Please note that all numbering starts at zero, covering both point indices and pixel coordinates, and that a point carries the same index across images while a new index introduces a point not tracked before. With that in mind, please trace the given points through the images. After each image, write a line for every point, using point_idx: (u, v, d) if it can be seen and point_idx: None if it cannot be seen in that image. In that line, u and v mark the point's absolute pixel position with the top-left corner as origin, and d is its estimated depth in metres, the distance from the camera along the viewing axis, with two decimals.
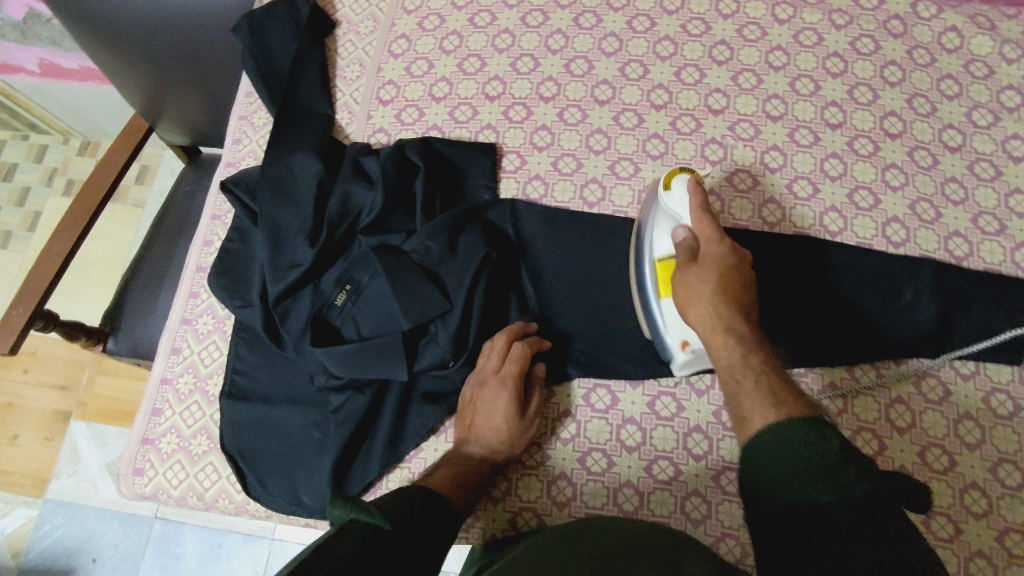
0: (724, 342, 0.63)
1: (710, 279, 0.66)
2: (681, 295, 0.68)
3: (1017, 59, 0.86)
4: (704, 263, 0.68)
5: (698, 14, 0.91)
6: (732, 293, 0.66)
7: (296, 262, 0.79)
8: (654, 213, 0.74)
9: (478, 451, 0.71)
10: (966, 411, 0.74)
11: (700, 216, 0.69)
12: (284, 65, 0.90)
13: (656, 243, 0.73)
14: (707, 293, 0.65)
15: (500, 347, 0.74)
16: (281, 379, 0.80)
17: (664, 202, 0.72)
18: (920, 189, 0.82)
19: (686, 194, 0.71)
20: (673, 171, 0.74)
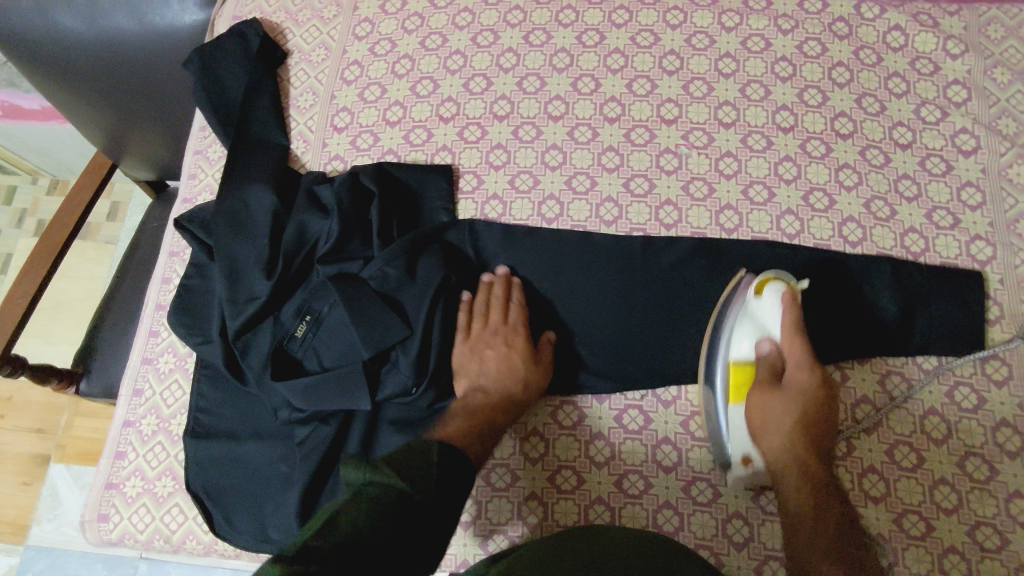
0: (793, 481, 0.68)
1: (790, 414, 0.70)
2: (760, 423, 0.71)
3: (961, 54, 0.87)
4: (789, 391, 0.71)
5: (646, 25, 0.92)
6: (811, 426, 0.69)
7: (254, 295, 0.78)
8: (738, 313, 0.76)
9: (497, 388, 0.74)
10: (931, 407, 0.74)
11: (795, 333, 0.71)
12: (237, 97, 0.89)
13: (734, 343, 0.75)
14: (788, 426, 0.69)
15: (500, 299, 0.79)
16: (246, 414, 0.79)
17: (754, 307, 0.74)
18: (874, 187, 0.83)
19: (781, 307, 0.72)
20: (765, 275, 0.75)
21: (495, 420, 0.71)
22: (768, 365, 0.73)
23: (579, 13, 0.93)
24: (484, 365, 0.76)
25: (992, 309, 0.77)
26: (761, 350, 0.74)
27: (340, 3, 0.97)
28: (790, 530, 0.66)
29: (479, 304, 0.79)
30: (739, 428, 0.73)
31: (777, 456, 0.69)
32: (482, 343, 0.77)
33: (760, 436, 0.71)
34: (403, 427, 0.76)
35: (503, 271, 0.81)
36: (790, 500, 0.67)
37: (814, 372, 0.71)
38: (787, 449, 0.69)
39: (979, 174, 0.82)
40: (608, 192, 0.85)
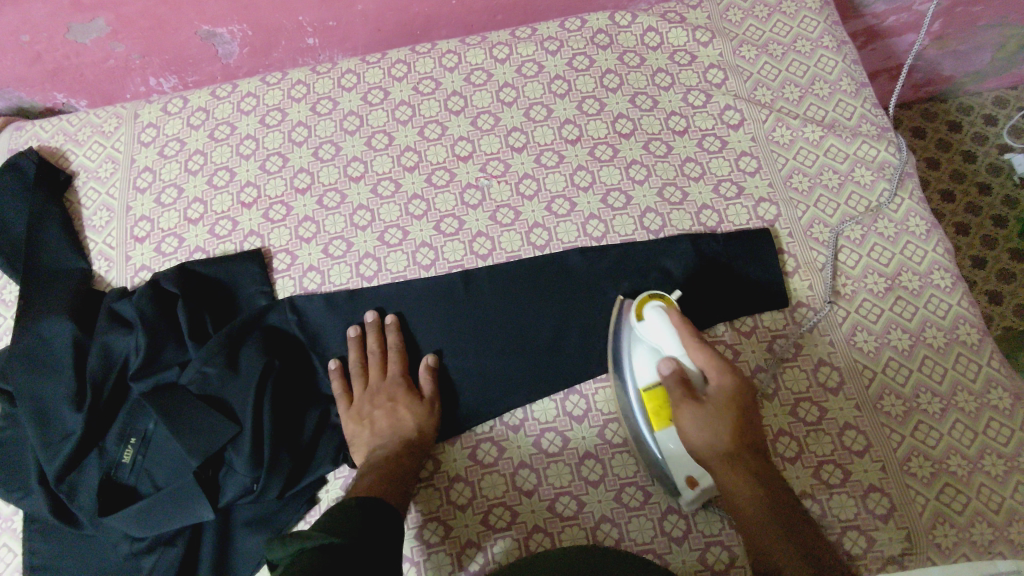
0: (740, 483, 0.63)
1: (722, 428, 0.65)
2: (688, 432, 0.65)
3: (710, 41, 0.95)
4: (713, 401, 0.66)
5: (425, 73, 0.95)
6: (738, 425, 0.65)
7: (69, 432, 0.74)
8: (633, 343, 0.73)
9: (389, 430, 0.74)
10: (758, 364, 0.77)
11: (694, 344, 0.68)
12: (21, 230, 0.86)
13: (641, 372, 0.71)
14: (720, 431, 0.65)
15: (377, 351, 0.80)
16: (87, 559, 0.73)
17: (642, 334, 0.72)
18: (663, 176, 0.88)
19: (665, 319, 0.70)
20: (643, 298, 0.73)
21: (402, 470, 0.72)
22: (680, 378, 0.67)
23: (359, 75, 0.96)
24: (375, 426, 0.75)
25: (789, 261, 0.82)
26: (661, 370, 0.68)
27: (120, 114, 0.96)
28: (750, 526, 0.61)
29: (355, 366, 0.79)
30: (677, 453, 0.69)
31: (715, 458, 0.64)
32: (369, 406, 0.77)
33: (696, 453, 0.66)
34: (256, 525, 0.73)
35: (370, 314, 0.81)
36: (739, 500, 0.62)
37: (728, 373, 0.67)
38: (725, 445, 0.64)
39: (750, 143, 0.89)
40: (421, 238, 0.86)
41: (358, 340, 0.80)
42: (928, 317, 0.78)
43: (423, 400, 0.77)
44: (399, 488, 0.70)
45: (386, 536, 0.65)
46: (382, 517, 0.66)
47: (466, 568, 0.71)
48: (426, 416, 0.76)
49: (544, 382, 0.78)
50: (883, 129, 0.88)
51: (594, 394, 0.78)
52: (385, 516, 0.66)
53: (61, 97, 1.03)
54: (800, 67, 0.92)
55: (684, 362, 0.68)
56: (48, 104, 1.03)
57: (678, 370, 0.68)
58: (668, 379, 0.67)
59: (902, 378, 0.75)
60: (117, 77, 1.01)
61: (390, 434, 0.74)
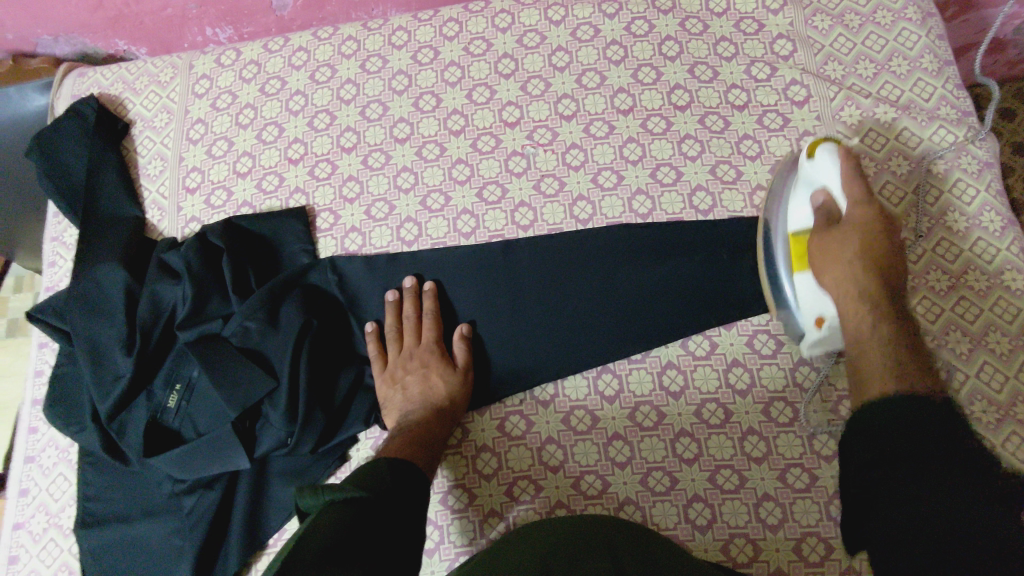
0: (855, 307, 0.61)
1: (851, 244, 0.64)
2: (821, 252, 0.65)
3: (781, 8, 0.89)
4: (849, 231, 0.65)
5: (477, 33, 0.93)
6: (875, 252, 0.63)
7: (120, 374, 0.77)
8: (791, 187, 0.72)
9: (421, 395, 0.75)
10: (802, 358, 0.75)
11: (852, 178, 0.66)
12: (81, 176, 0.89)
13: (794, 213, 0.70)
14: (847, 254, 0.63)
15: (413, 317, 0.80)
16: (135, 494, 0.78)
17: (807, 170, 0.70)
18: (717, 152, 0.84)
19: (835, 159, 0.67)
20: (816, 140, 0.70)
21: (431, 436, 0.73)
22: (826, 213, 0.67)
23: (410, 33, 0.94)
24: (407, 391, 0.76)
25: None
26: (814, 203, 0.68)
27: (176, 64, 0.97)
28: (857, 346, 0.60)
29: (391, 330, 0.80)
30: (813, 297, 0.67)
31: (840, 280, 0.63)
32: (402, 370, 0.78)
33: (823, 271, 0.65)
34: (290, 477, 0.76)
35: (408, 280, 0.81)
36: (860, 328, 0.60)
37: (871, 207, 0.65)
38: (851, 268, 0.63)
39: (815, 121, 0.83)
40: (463, 205, 0.85)
41: (394, 304, 0.81)
42: (992, 320, 0.73)
43: (455, 368, 0.77)
44: (428, 453, 0.72)
45: (412, 502, 0.66)
46: (411, 482, 0.67)
47: (487, 535, 0.73)
48: (460, 384, 0.76)
49: (577, 359, 0.78)
50: (964, 113, 0.81)
51: (627, 375, 0.77)
52: (413, 478, 0.67)
53: (122, 44, 1.04)
54: (878, 41, 0.86)
55: (838, 198, 0.67)
56: (110, 51, 1.05)
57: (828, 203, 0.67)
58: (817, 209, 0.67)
59: (956, 385, 0.71)
60: (174, 26, 1.01)
61: (421, 400, 0.75)
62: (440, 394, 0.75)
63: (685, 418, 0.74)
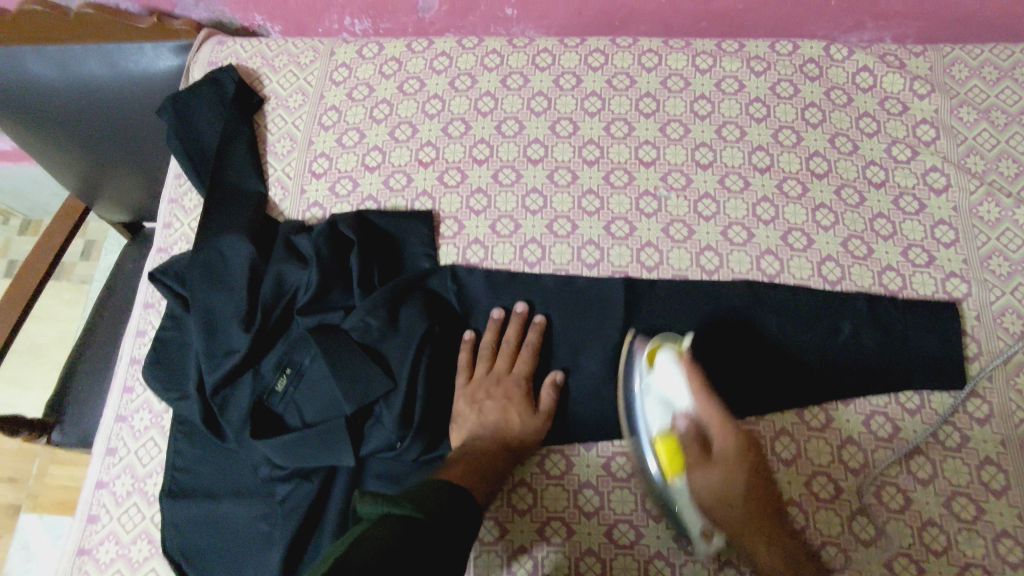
0: (763, 547, 0.67)
1: (738, 490, 0.67)
2: (710, 497, 0.68)
3: (928, 94, 0.89)
4: (721, 466, 0.68)
5: (622, 68, 0.93)
6: (755, 477, 0.68)
7: (233, 349, 0.77)
8: (637, 390, 0.74)
9: (495, 425, 0.74)
10: (917, 447, 0.74)
11: (702, 396, 0.70)
12: (212, 144, 0.89)
13: (651, 418, 0.72)
14: (735, 493, 0.67)
15: (511, 347, 0.79)
16: (225, 472, 0.77)
17: (653, 384, 0.73)
18: (851, 226, 0.84)
19: (677, 369, 0.71)
20: (654, 347, 0.75)
21: (494, 467, 0.72)
22: (692, 436, 0.71)
23: (555, 57, 0.94)
24: (483, 415, 0.76)
25: (970, 345, 0.78)
26: (679, 423, 0.71)
27: (317, 49, 0.97)
28: None
29: (486, 349, 0.80)
30: (687, 502, 0.69)
31: (732, 521, 0.67)
32: (484, 392, 0.77)
33: (708, 509, 0.68)
34: (385, 481, 0.75)
35: (520, 307, 0.81)
36: (746, 530, 0.67)
37: (730, 426, 0.69)
38: (742, 489, 0.67)
39: (951, 212, 0.84)
40: (589, 235, 0.85)
41: (497, 324, 0.80)
42: None
43: (537, 410, 0.76)
44: (488, 486, 0.70)
45: (460, 521, 0.64)
46: (461, 501, 0.65)
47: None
48: (536, 427, 0.75)
49: None
50: None
51: None
52: (465, 498, 0.66)
53: (260, 19, 1.04)
54: (1022, 142, 0.86)
55: (694, 416, 0.71)
56: (246, 24, 1.06)
57: (693, 427, 0.71)
58: (684, 433, 0.71)
59: None
60: (316, 11, 1.01)
61: (494, 429, 0.74)
62: (516, 430, 0.75)
63: (794, 488, 0.74)
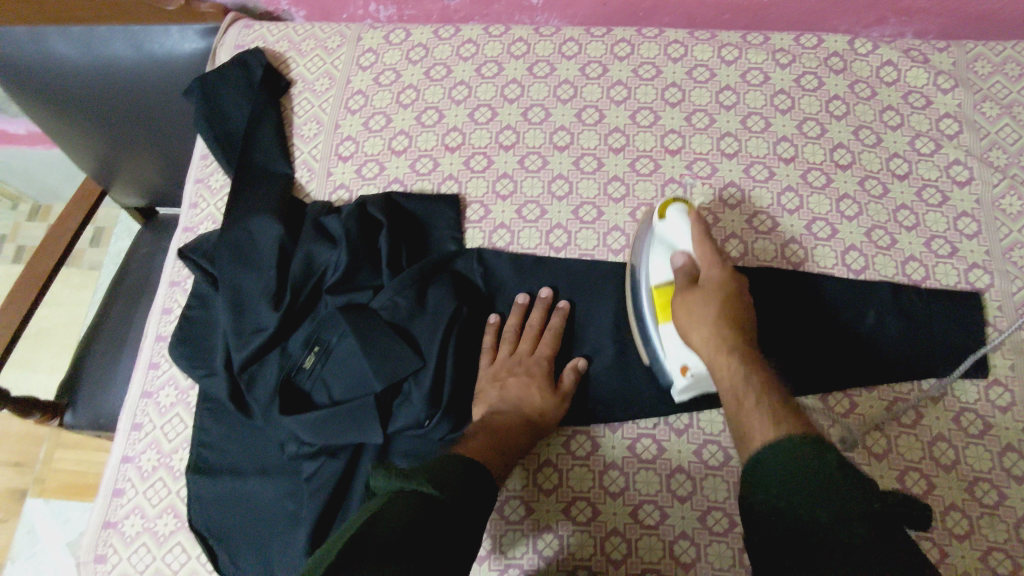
0: (732, 373, 0.63)
1: (711, 312, 0.67)
2: (683, 319, 0.68)
3: (951, 89, 0.90)
4: (704, 289, 0.69)
5: (648, 58, 0.94)
6: (739, 322, 0.66)
7: (261, 326, 0.77)
8: (648, 244, 0.77)
9: (516, 403, 0.74)
10: (939, 434, 0.75)
11: (702, 241, 0.72)
12: (240, 126, 0.90)
13: (655, 270, 0.74)
14: (710, 316, 0.66)
15: (533, 331, 0.80)
16: (251, 449, 0.77)
17: (661, 232, 0.75)
18: (874, 217, 0.85)
19: (686, 221, 0.73)
20: (668, 201, 0.76)
21: (512, 443, 0.71)
22: (686, 275, 0.71)
23: (582, 46, 0.95)
24: (505, 392, 0.76)
25: (992, 335, 0.79)
26: (674, 264, 0.72)
27: (344, 33, 0.98)
28: (734, 402, 0.61)
29: (511, 332, 0.81)
30: (675, 341, 0.72)
31: (695, 323, 0.67)
32: (507, 372, 0.78)
33: (689, 331, 0.67)
34: (413, 459, 0.75)
35: (545, 291, 0.81)
36: (724, 368, 0.63)
37: (725, 271, 0.70)
38: (714, 321, 0.66)
39: (973, 204, 0.85)
40: (615, 222, 0.86)
41: (521, 308, 0.81)
42: None
43: (557, 389, 0.76)
44: (506, 462, 0.70)
45: (482, 487, 0.64)
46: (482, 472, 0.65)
47: (607, 555, 0.72)
48: (557, 406, 0.75)
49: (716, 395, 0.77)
50: None
51: None
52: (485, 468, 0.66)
53: (285, 4, 1.05)
54: None
55: (693, 262, 0.72)
56: (271, 8, 1.06)
57: (688, 265, 0.71)
58: (677, 270, 0.71)
59: None
60: None
61: (516, 405, 0.74)
62: (535, 408, 0.74)
63: None
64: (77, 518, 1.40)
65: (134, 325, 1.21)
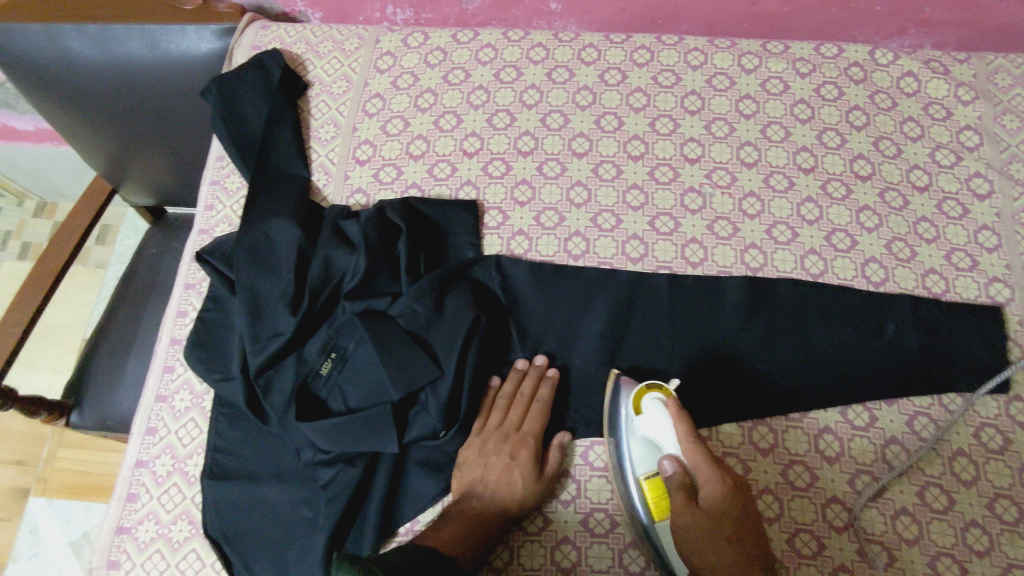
0: (744, 569, 0.63)
1: (710, 522, 0.64)
2: (686, 534, 0.65)
3: (972, 101, 0.90)
4: (705, 508, 0.65)
5: (667, 66, 0.93)
6: (738, 530, 0.64)
7: (278, 331, 0.76)
8: (626, 435, 0.72)
9: (496, 488, 0.72)
10: (960, 448, 0.74)
11: (688, 444, 0.67)
12: (258, 128, 0.89)
13: (637, 461, 0.71)
14: (717, 539, 0.63)
15: (522, 404, 0.77)
16: (267, 454, 0.76)
17: (640, 428, 0.71)
18: (894, 229, 0.84)
19: (665, 416, 0.69)
20: (642, 388, 0.72)
21: (486, 531, 0.69)
22: (680, 485, 0.67)
23: (601, 52, 0.94)
24: (487, 472, 0.74)
25: (1012, 350, 0.79)
26: (665, 469, 0.69)
27: (362, 36, 0.97)
28: (745, 571, 0.63)
29: (503, 398, 0.78)
30: (670, 548, 0.68)
31: (706, 561, 0.64)
32: (492, 446, 0.76)
33: (689, 552, 0.65)
34: (429, 468, 0.76)
35: (541, 358, 0.79)
36: (732, 567, 0.63)
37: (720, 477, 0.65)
38: (722, 556, 0.63)
39: (994, 218, 0.84)
40: (633, 230, 0.85)
41: (517, 373, 0.79)
42: None
43: (541, 474, 0.73)
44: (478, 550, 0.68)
45: None
46: None
47: (625, 568, 0.71)
48: (538, 493, 0.72)
49: (736, 407, 0.77)
50: None
51: (783, 432, 0.76)
52: None
53: (302, 5, 1.04)
54: None
55: (680, 465, 0.68)
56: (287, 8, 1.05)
57: (679, 472, 0.68)
58: (669, 478, 0.68)
59: None
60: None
61: (495, 490, 0.72)
62: (512, 493, 0.71)
63: (838, 486, 0.74)
64: (80, 518, 1.39)
65: (143, 326, 1.21)
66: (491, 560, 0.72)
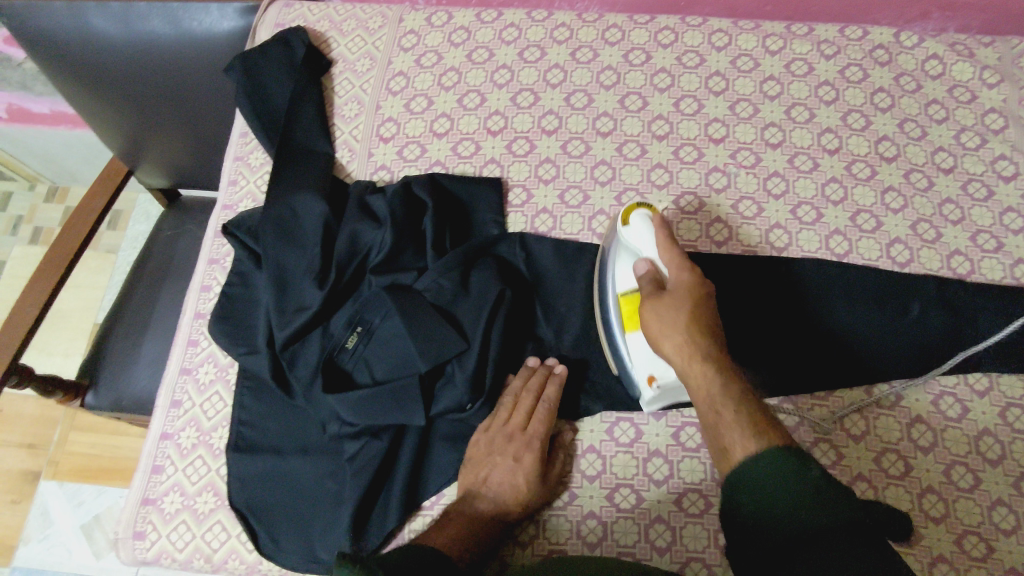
0: (711, 388, 0.62)
1: (681, 317, 0.65)
2: (656, 327, 0.66)
3: (997, 84, 0.90)
4: (674, 293, 0.67)
5: (692, 47, 0.93)
6: (704, 319, 0.65)
7: (304, 305, 0.76)
8: (614, 247, 0.74)
9: (501, 491, 0.70)
10: (986, 428, 0.74)
11: (669, 255, 0.69)
12: (283, 105, 0.89)
13: (620, 276, 0.73)
14: (681, 321, 0.65)
15: (527, 404, 0.74)
16: (291, 427, 0.76)
17: (625, 239, 0.72)
18: (920, 210, 0.84)
19: (650, 230, 0.70)
20: (633, 206, 0.73)
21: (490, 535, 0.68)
22: (650, 276, 0.70)
23: (625, 33, 0.94)
24: (492, 473, 0.71)
25: None
26: (637, 272, 0.71)
27: (386, 15, 0.97)
28: (712, 411, 0.61)
29: (509, 397, 0.75)
30: (640, 349, 0.71)
31: (664, 319, 0.66)
32: (496, 445, 0.73)
33: (657, 341, 0.66)
34: (454, 442, 0.76)
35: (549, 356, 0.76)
36: (706, 405, 0.62)
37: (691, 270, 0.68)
38: (683, 333, 0.64)
39: (1019, 199, 0.84)
40: (658, 209, 0.85)
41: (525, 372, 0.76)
42: None
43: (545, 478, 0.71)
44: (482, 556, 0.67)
45: None
46: None
47: (651, 543, 0.71)
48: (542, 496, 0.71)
49: (761, 384, 0.77)
50: None
51: (809, 410, 0.76)
52: None
53: None
54: None
55: (657, 264, 0.70)
56: None
57: (652, 271, 0.70)
58: (642, 277, 0.70)
59: None
60: None
61: (499, 491, 0.70)
62: (518, 498, 0.70)
63: (864, 464, 0.73)
64: (91, 501, 1.39)
65: (158, 307, 1.20)
66: (518, 533, 0.73)
